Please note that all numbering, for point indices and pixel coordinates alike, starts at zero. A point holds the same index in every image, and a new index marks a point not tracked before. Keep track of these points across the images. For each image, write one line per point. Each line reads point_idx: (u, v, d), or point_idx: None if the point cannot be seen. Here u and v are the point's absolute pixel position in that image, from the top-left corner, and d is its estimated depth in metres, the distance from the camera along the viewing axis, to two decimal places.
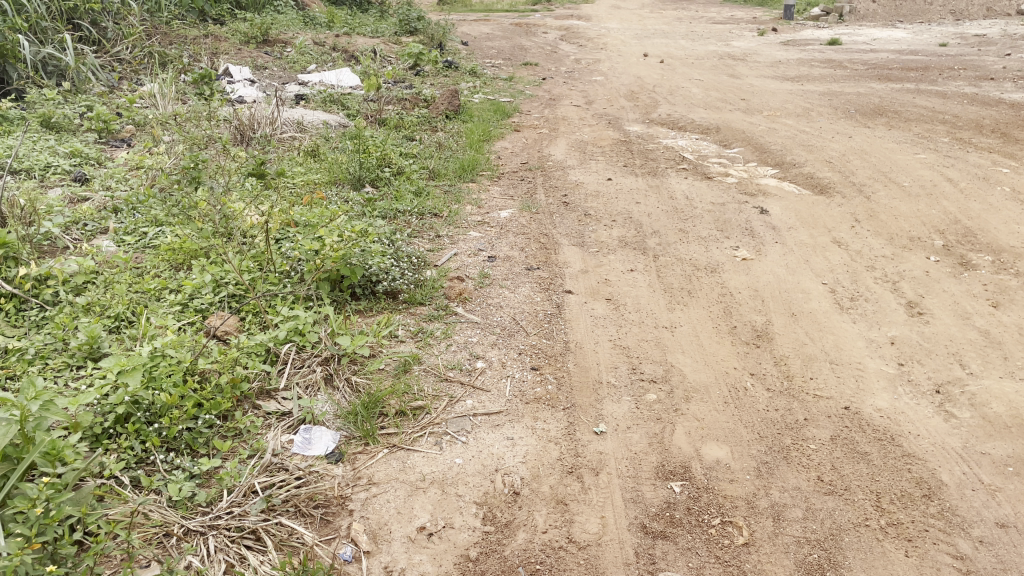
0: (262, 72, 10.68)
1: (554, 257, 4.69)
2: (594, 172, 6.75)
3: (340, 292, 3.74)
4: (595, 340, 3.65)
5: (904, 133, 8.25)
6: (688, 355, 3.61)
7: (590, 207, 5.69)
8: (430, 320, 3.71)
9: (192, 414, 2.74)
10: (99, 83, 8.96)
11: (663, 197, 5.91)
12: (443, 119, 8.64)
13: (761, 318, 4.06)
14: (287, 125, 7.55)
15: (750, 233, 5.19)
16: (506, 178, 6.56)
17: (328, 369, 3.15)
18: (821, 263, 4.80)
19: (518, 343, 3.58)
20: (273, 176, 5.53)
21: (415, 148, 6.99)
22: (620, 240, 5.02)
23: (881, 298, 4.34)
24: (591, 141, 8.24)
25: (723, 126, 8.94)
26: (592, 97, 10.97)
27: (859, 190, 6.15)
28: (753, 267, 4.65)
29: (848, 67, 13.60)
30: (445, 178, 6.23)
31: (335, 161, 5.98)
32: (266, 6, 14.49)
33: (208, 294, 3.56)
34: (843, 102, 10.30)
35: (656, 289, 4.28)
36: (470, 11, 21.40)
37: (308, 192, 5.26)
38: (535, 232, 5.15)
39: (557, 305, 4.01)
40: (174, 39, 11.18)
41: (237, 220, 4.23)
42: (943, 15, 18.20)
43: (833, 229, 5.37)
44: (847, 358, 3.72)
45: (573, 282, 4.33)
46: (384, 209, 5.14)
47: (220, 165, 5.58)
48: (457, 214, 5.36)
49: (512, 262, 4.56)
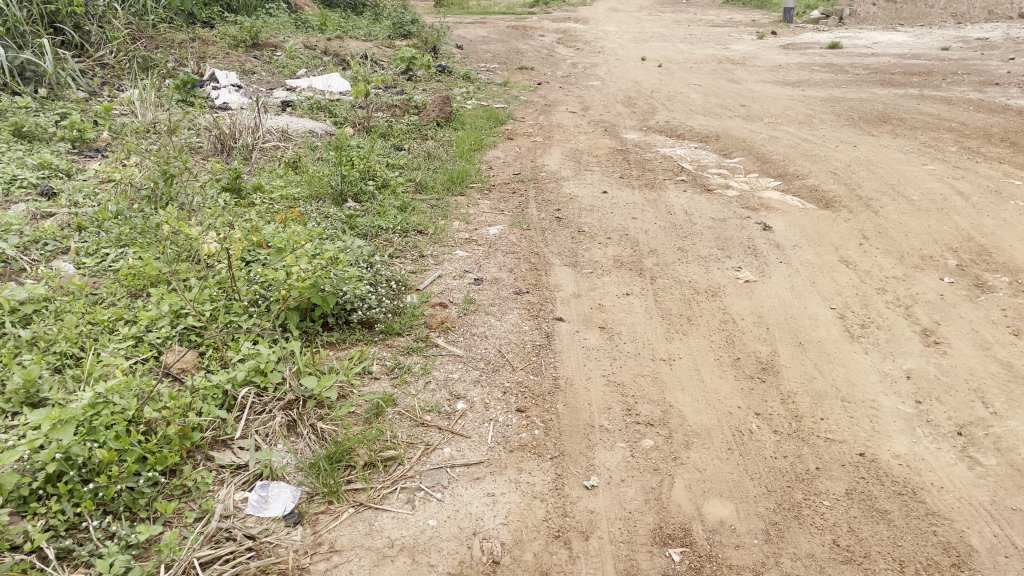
0: (250, 77, 10.38)
1: (545, 279, 4.41)
2: (589, 184, 6.47)
3: (311, 323, 3.46)
4: (587, 376, 3.35)
5: (910, 142, 7.97)
6: (689, 392, 3.32)
7: (584, 223, 5.40)
8: (408, 353, 3.42)
9: (134, 471, 2.45)
10: (79, 89, 8.65)
11: (661, 212, 5.62)
12: (433, 126, 8.36)
13: (766, 348, 3.78)
14: (271, 133, 7.26)
15: (753, 252, 4.90)
16: (497, 191, 6.27)
17: (291, 414, 2.86)
18: (829, 285, 4.52)
19: (502, 379, 3.29)
20: (250, 191, 5.24)
21: (403, 158, 6.71)
22: (615, 259, 4.74)
23: (894, 324, 4.06)
24: (587, 150, 7.96)
25: (723, 133, 8.66)
26: (589, 104, 10.69)
27: (866, 205, 5.87)
28: (756, 290, 4.36)
29: (849, 72, 13.32)
30: (433, 191, 5.95)
31: (317, 174, 5.71)
32: (257, 8, 14.18)
33: (166, 327, 3.27)
34: (845, 109, 10.02)
35: (653, 316, 4.00)
36: (465, 13, 21.11)
37: (286, 208, 4.98)
38: (525, 251, 4.87)
39: (546, 335, 3.72)
40: (160, 43, 10.88)
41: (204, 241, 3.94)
42: (945, 18, 17.94)
43: (839, 247, 5.09)
44: (860, 395, 3.44)
45: (564, 307, 4.04)
46: (366, 226, 4.85)
47: (193, 179, 5.28)
48: (444, 231, 5.08)
49: (500, 285, 4.28)
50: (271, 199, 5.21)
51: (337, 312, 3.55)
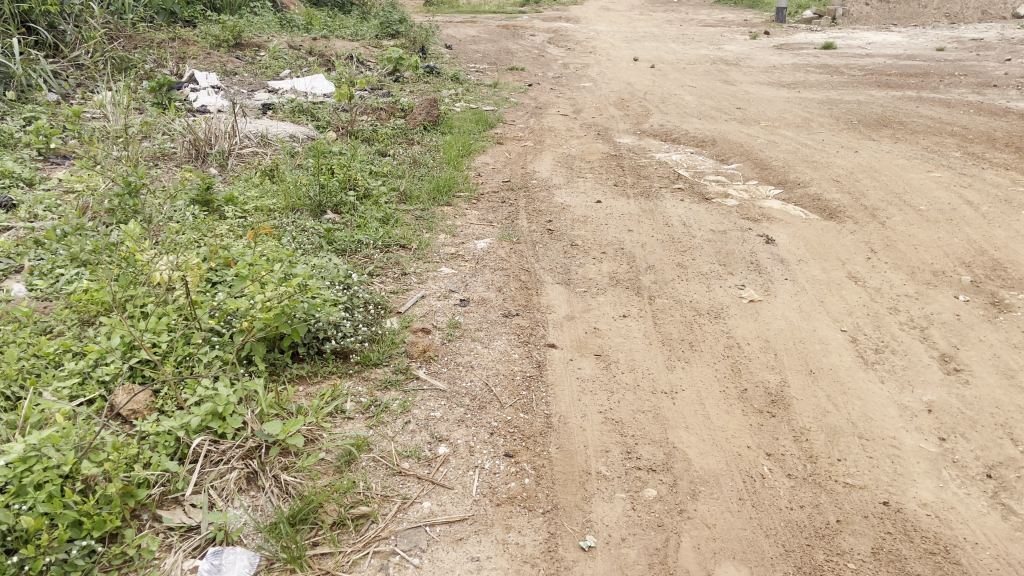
0: (231, 78, 10.05)
1: (536, 299, 4.12)
2: (582, 193, 6.18)
3: (279, 355, 3.15)
4: (582, 413, 3.06)
5: (913, 147, 7.72)
6: (693, 431, 3.04)
7: (577, 235, 5.11)
8: (386, 389, 3.12)
9: (66, 538, 2.15)
10: (51, 91, 8.31)
11: (658, 223, 5.34)
12: (420, 130, 8.05)
13: (775, 377, 3.49)
14: (248, 138, 6.95)
15: (756, 267, 4.62)
16: (485, 200, 5.97)
17: (252, 464, 2.56)
18: (838, 305, 4.24)
19: (489, 417, 2.99)
20: (222, 203, 4.92)
21: (387, 165, 6.40)
22: (610, 276, 4.45)
23: (910, 349, 3.79)
24: (579, 155, 7.68)
25: (720, 137, 8.39)
26: (580, 106, 10.39)
27: (872, 215, 5.60)
28: (761, 311, 4.08)
29: (845, 73, 13.06)
30: (418, 201, 5.64)
31: (294, 184, 5.40)
32: (241, 7, 13.83)
33: (117, 362, 2.95)
34: (844, 112, 9.76)
35: (652, 341, 3.71)
36: (456, 12, 20.80)
37: (260, 223, 4.68)
38: (515, 267, 4.58)
39: (537, 364, 3.43)
40: (140, 43, 10.51)
41: (164, 262, 3.62)
42: (939, 18, 17.72)
43: (847, 262, 4.82)
44: (879, 431, 3.16)
45: (557, 332, 3.74)
46: (345, 242, 4.55)
47: (162, 192, 4.96)
48: (428, 245, 4.77)
49: (487, 306, 3.98)
50: (244, 211, 4.90)
51: (309, 341, 3.25)
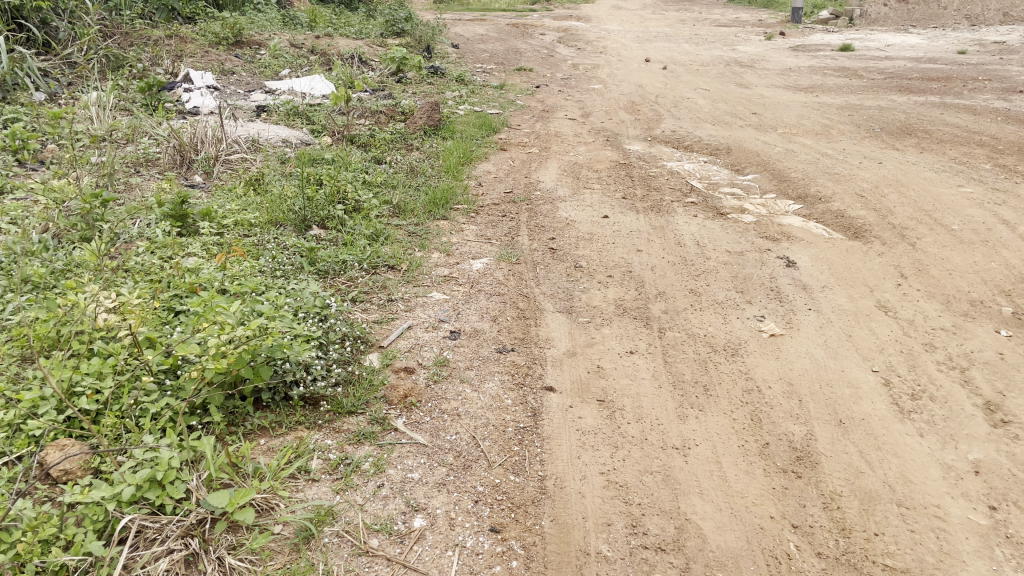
0: (228, 78, 9.71)
1: (534, 331, 3.74)
2: (588, 206, 5.80)
3: (239, 402, 2.79)
4: (581, 475, 2.70)
5: (939, 159, 7.30)
6: (709, 498, 2.66)
7: (581, 256, 4.73)
8: (359, 443, 2.75)
9: None
10: (38, 90, 7.96)
11: (669, 243, 4.95)
12: (420, 135, 7.68)
13: (800, 430, 3.11)
14: (237, 143, 6.60)
15: (777, 296, 4.22)
16: (485, 213, 5.60)
17: (191, 544, 2.20)
18: (867, 340, 3.85)
19: (475, 480, 2.62)
20: (198, 219, 4.54)
21: (382, 174, 6.04)
22: (616, 304, 4.07)
23: (951, 395, 3.39)
24: (586, 163, 7.30)
25: (734, 145, 7.99)
26: (589, 110, 9.98)
27: (900, 236, 5.20)
28: (783, 347, 3.69)
29: (864, 76, 12.62)
30: (412, 215, 5.28)
31: (279, 196, 5.04)
32: (244, 4, 13.44)
33: (50, 412, 2.59)
34: (864, 119, 9.35)
35: (661, 384, 3.32)
36: (466, 9, 20.42)
37: (238, 243, 4.31)
38: (513, 291, 4.20)
39: (532, 411, 3.04)
40: (135, 40, 10.12)
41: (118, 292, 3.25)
42: (959, 19, 17.23)
43: (875, 289, 4.43)
44: (920, 497, 2.78)
45: (555, 371, 3.36)
46: (328, 263, 4.19)
47: (134, 206, 4.60)
48: (419, 266, 4.40)
49: (480, 339, 3.60)
50: (222, 227, 4.53)
51: (275, 386, 2.89)
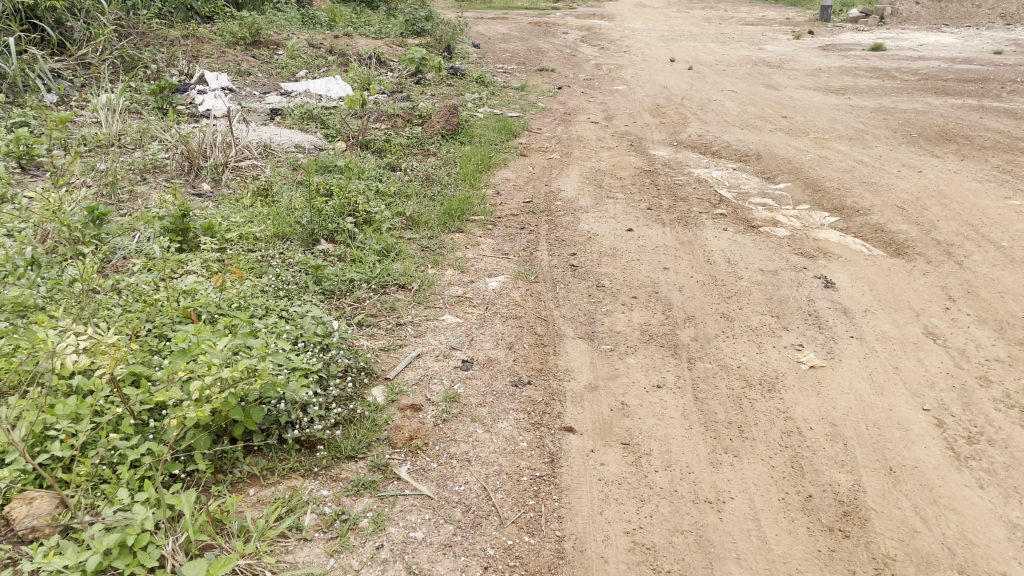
0: (244, 79, 9.51)
1: (553, 361, 3.46)
2: (611, 217, 5.52)
3: (227, 446, 2.54)
4: (603, 535, 2.43)
5: (982, 167, 6.94)
6: (748, 564, 2.37)
7: (604, 274, 4.45)
8: (357, 495, 2.50)
9: None
10: (50, 92, 7.79)
11: (697, 260, 4.65)
12: (438, 140, 7.43)
13: (845, 479, 2.81)
14: (249, 149, 6.38)
15: (815, 321, 3.92)
16: (502, 225, 5.34)
17: None
18: (915, 373, 3.53)
19: (485, 541, 2.36)
20: (199, 232, 4.30)
21: (396, 182, 5.79)
22: (642, 329, 3.79)
23: (1012, 439, 3.08)
24: (609, 170, 7.01)
25: (764, 151, 7.66)
26: (613, 113, 9.68)
27: (946, 253, 4.87)
28: (824, 381, 3.39)
29: (897, 77, 12.18)
30: (426, 227, 5.02)
31: (286, 208, 4.80)
32: (263, 2, 13.25)
33: (19, 460, 2.35)
34: (900, 123, 8.97)
35: (692, 425, 3.02)
36: (488, 8, 20.14)
37: (242, 260, 4.08)
38: (530, 314, 3.93)
39: (550, 457, 2.77)
40: (152, 40, 9.94)
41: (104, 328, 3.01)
42: (994, 18, 16.71)
43: (922, 314, 4.11)
44: (985, 564, 2.48)
45: (575, 409, 3.08)
46: (335, 282, 3.94)
47: (132, 223, 4.37)
48: (431, 285, 4.14)
49: (494, 370, 3.33)
50: (225, 242, 4.30)
51: (269, 427, 2.64)
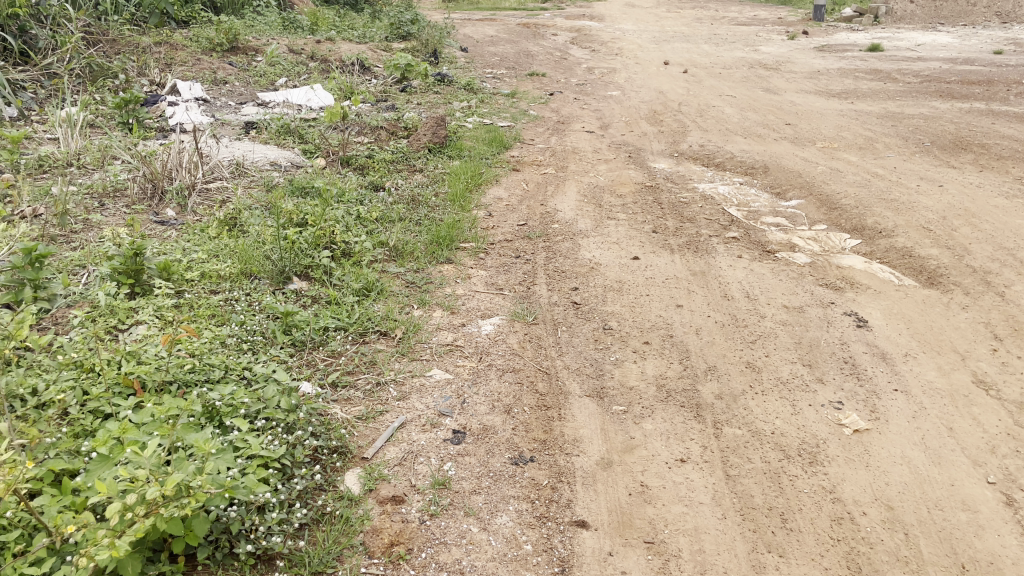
0: (220, 89, 8.99)
1: (559, 429, 2.99)
2: (614, 243, 5.06)
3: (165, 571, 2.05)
4: None
5: (1004, 179, 6.52)
6: None
7: (611, 313, 3.98)
8: None
9: None
10: (9, 105, 7.24)
11: (713, 295, 4.19)
12: (424, 154, 6.94)
13: None
14: (220, 169, 5.89)
15: (853, 371, 3.46)
16: (495, 253, 4.86)
17: None
18: (972, 436, 3.07)
19: None
20: (154, 273, 3.78)
21: (378, 206, 5.31)
22: (657, 383, 3.32)
23: None
24: (609, 186, 6.54)
25: (772, 162, 7.22)
26: (608, 121, 9.21)
27: (984, 282, 4.42)
28: (872, 449, 2.94)
29: (899, 80, 11.75)
30: (411, 259, 4.55)
31: (254, 241, 4.31)
32: (242, 6, 12.72)
33: None
34: (909, 130, 8.55)
35: (726, 514, 2.56)
36: (475, 9, 19.62)
37: (203, 306, 3.59)
38: (530, 365, 3.46)
39: (559, 565, 2.31)
40: (123, 47, 9.38)
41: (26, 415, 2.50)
42: (989, 17, 16.41)
43: (968, 357, 3.66)
44: None
45: (587, 495, 2.61)
46: (306, 332, 3.45)
47: (79, 272, 3.87)
48: (417, 331, 3.66)
49: (491, 443, 2.85)
50: (184, 284, 3.80)
51: (217, 538, 2.15)
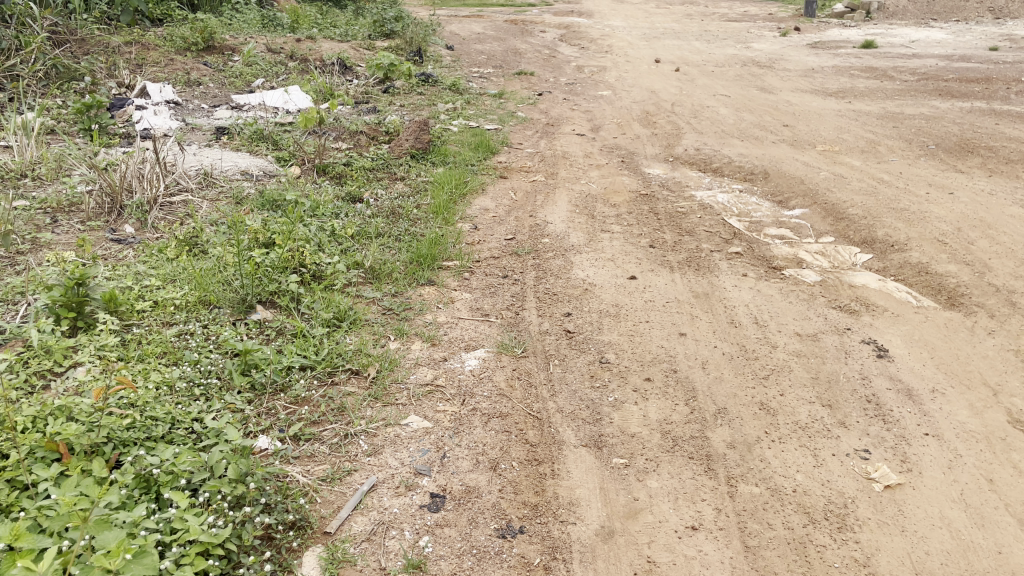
0: (194, 90, 8.57)
1: (552, 490, 2.63)
2: (609, 260, 4.70)
3: None
4: None
5: (1015, 185, 6.20)
6: None
7: (608, 344, 3.61)
8: None
9: None
10: None
11: (719, 321, 3.84)
12: (406, 160, 6.56)
13: None
14: (184, 179, 5.47)
15: (878, 412, 3.12)
16: (480, 273, 4.48)
17: None
18: (1017, 490, 2.72)
19: None
20: (99, 305, 3.39)
21: (354, 220, 4.93)
22: (661, 429, 2.96)
23: None
24: (601, 195, 6.18)
25: (772, 167, 6.87)
26: (600, 123, 8.85)
27: (1009, 303, 4.08)
28: (907, 509, 2.59)
29: (896, 78, 11.43)
30: (389, 281, 4.17)
31: (215, 265, 3.91)
32: (220, 4, 12.26)
33: None
34: (912, 131, 8.22)
35: None
36: (461, 5, 19.18)
37: (153, 342, 3.20)
38: (520, 408, 3.09)
39: None
40: (92, 47, 8.91)
41: None
42: (982, 13, 16.12)
43: (1002, 392, 3.32)
44: None
45: None
46: (267, 373, 3.06)
47: (16, 305, 3.46)
48: (393, 369, 3.29)
49: (474, 510, 2.49)
50: (132, 316, 3.41)
51: None
